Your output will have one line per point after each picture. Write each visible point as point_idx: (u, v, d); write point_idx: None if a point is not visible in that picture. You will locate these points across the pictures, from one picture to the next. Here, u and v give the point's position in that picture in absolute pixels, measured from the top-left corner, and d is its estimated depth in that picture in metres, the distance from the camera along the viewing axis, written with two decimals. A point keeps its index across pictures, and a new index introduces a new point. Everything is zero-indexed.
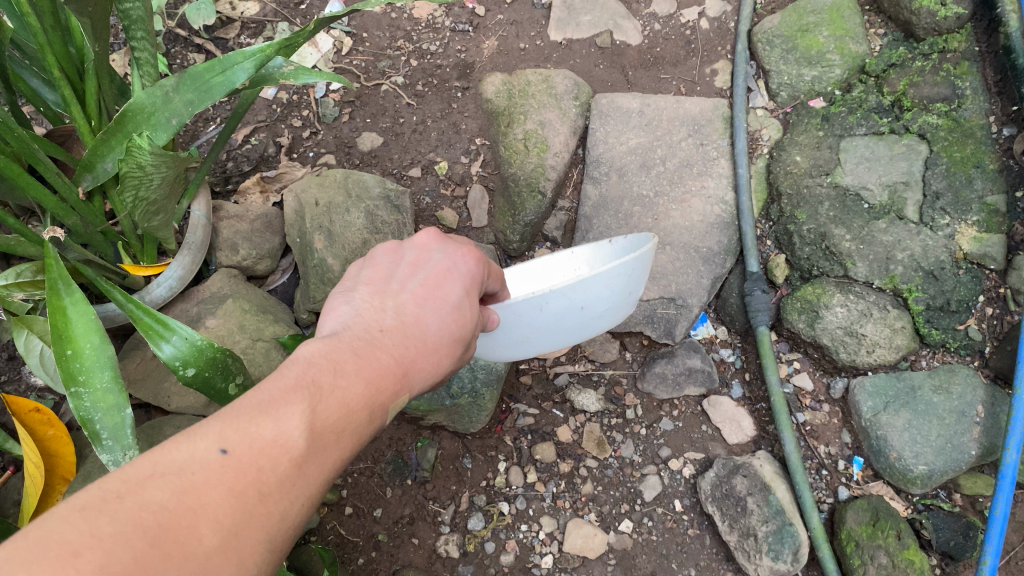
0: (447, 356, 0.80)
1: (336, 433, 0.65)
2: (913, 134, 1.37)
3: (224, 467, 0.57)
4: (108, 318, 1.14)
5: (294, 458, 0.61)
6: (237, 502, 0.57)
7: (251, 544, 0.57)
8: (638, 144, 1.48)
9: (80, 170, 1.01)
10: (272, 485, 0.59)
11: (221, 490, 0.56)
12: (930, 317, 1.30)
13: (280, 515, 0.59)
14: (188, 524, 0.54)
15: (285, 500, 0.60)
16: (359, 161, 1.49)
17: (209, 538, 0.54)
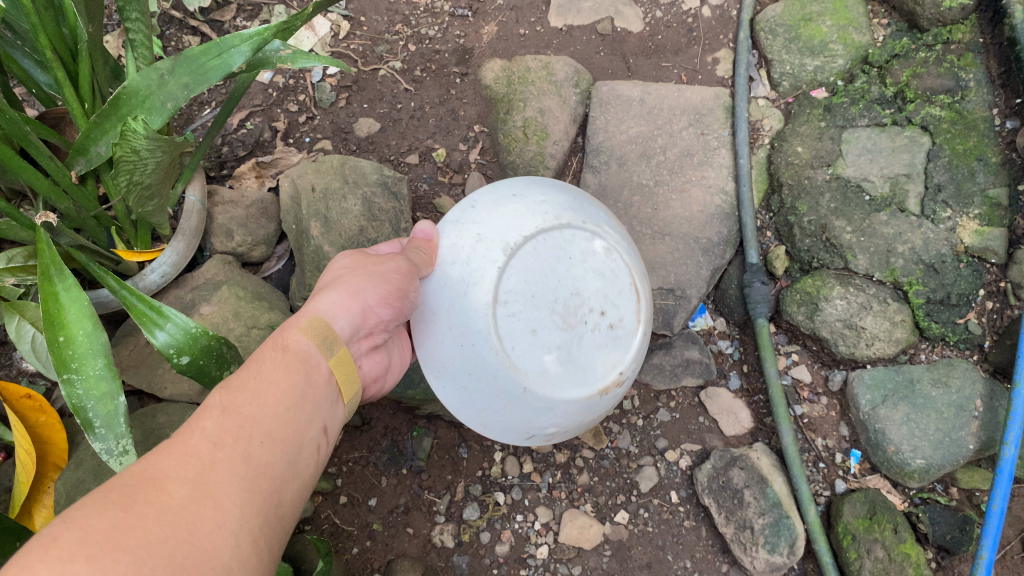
0: (359, 292, 0.90)
1: (266, 384, 0.78)
2: (915, 126, 1.36)
3: (165, 446, 0.69)
4: (101, 304, 1.12)
5: (227, 411, 0.74)
6: (190, 463, 0.67)
7: (220, 485, 0.67)
8: (639, 133, 1.46)
9: (74, 153, 0.99)
10: (217, 436, 0.71)
11: (172, 461, 0.67)
12: (930, 311, 1.29)
13: (241, 454, 0.71)
14: (150, 492, 0.64)
15: (240, 447, 0.71)
16: (356, 147, 1.47)
17: (178, 488, 0.65)
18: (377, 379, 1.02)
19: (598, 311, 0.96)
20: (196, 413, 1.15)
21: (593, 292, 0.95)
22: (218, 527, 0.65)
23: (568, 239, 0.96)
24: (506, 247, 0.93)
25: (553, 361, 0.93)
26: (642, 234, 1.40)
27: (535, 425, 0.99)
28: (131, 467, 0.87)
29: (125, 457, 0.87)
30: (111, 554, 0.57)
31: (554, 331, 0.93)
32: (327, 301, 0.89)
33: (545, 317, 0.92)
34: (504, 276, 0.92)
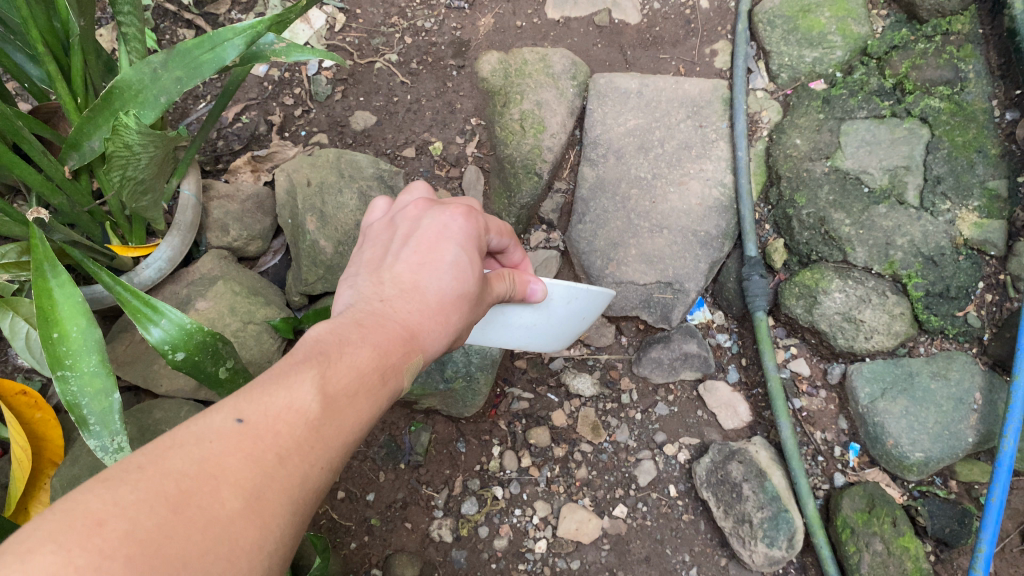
0: (455, 315, 0.82)
1: (348, 396, 0.66)
2: (914, 118, 1.35)
3: (238, 434, 0.57)
4: (95, 299, 1.12)
5: (308, 421, 0.61)
6: (258, 465, 0.56)
7: (274, 506, 0.57)
8: (637, 125, 1.45)
9: (67, 148, 0.99)
10: (292, 444, 0.59)
11: (244, 452, 0.56)
12: (930, 304, 1.28)
13: (299, 477, 0.59)
14: (210, 488, 0.53)
15: (301, 471, 0.59)
16: (352, 141, 1.46)
17: (232, 500, 0.54)
18: None
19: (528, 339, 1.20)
20: (193, 408, 1.14)
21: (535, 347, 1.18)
22: (260, 551, 0.55)
23: None
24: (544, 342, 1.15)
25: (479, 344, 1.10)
26: (640, 227, 1.39)
27: None
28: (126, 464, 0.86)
29: (119, 454, 0.87)
30: (150, 567, 0.48)
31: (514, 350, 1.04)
32: (434, 329, 0.79)
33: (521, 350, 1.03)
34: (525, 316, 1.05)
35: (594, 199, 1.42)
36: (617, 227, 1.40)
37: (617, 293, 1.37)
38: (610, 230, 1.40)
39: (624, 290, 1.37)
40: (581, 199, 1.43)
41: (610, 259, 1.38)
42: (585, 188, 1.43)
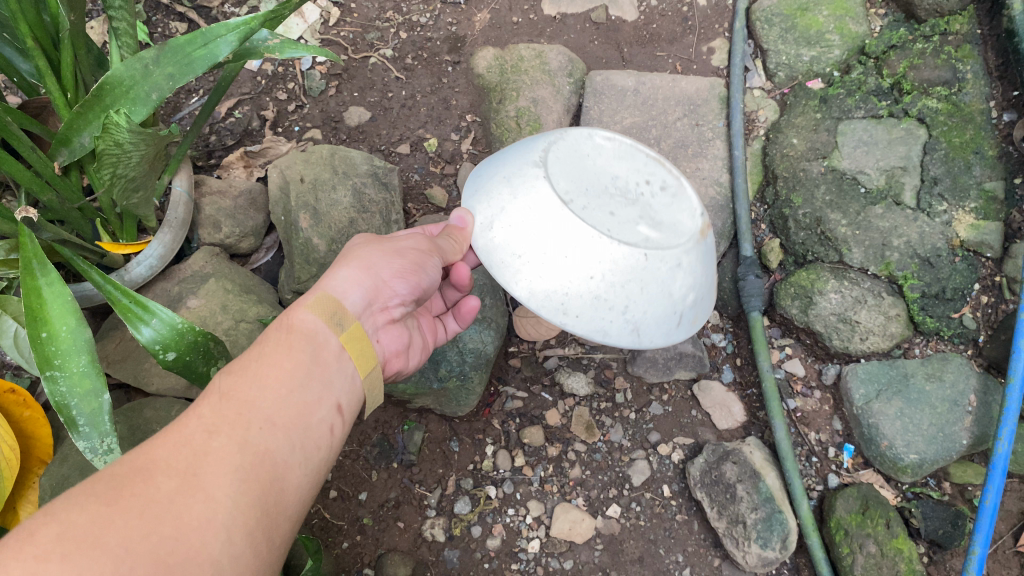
0: (362, 256, 0.91)
1: (267, 364, 0.77)
2: (912, 118, 1.34)
3: (166, 435, 0.67)
4: (86, 297, 1.10)
5: (231, 397, 0.73)
6: (182, 452, 0.66)
7: (214, 473, 0.65)
8: (633, 123, 1.44)
9: (56, 144, 0.97)
10: (212, 424, 0.69)
11: (166, 445, 0.66)
12: (925, 305, 1.28)
13: (236, 444, 0.68)
14: (140, 481, 0.62)
15: (236, 437, 0.69)
16: (346, 136, 1.45)
17: (167, 480, 0.63)
18: (401, 355, 0.98)
19: (643, 183, 0.94)
20: (183, 408, 1.14)
21: (624, 171, 0.95)
22: (210, 515, 0.62)
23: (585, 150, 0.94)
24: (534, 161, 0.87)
25: (648, 229, 0.86)
26: None
27: (678, 296, 0.84)
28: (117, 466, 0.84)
29: (110, 456, 0.84)
30: (88, 552, 0.55)
31: (624, 209, 0.88)
32: (340, 274, 0.88)
33: (610, 203, 0.89)
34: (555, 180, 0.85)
35: None
36: None
37: None
38: None
39: None
40: None
41: None
42: None
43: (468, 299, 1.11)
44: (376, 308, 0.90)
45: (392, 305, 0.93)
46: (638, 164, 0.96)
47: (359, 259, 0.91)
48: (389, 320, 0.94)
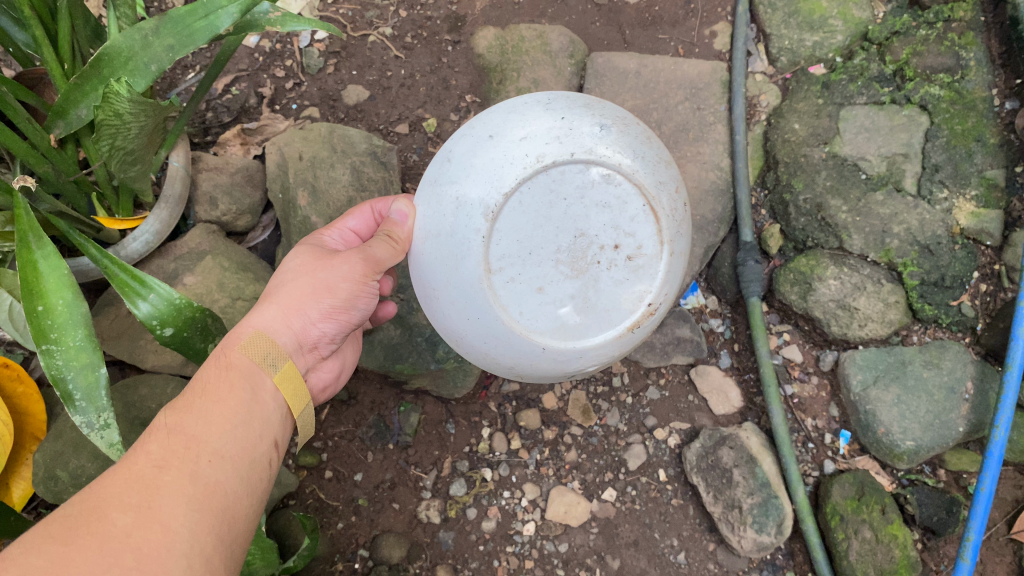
0: (293, 290, 0.91)
1: (208, 400, 0.80)
2: (914, 105, 1.34)
3: (115, 471, 0.71)
4: (82, 273, 1.09)
5: (174, 430, 0.76)
6: (133, 488, 0.69)
7: (168, 506, 0.68)
8: (634, 106, 1.41)
9: (53, 116, 0.95)
10: (162, 459, 0.72)
11: (118, 481, 0.69)
12: (924, 292, 1.28)
13: (187, 477, 0.72)
14: (96, 518, 0.65)
15: (186, 469, 0.73)
16: (345, 115, 1.43)
17: (122, 516, 0.66)
18: (325, 366, 1.02)
19: (610, 248, 0.87)
20: (178, 385, 1.12)
21: (602, 227, 0.86)
22: (170, 545, 0.66)
23: (558, 176, 0.84)
24: (489, 208, 0.82)
25: (570, 314, 0.88)
26: None
27: (572, 368, 0.94)
28: (112, 441, 0.83)
29: (106, 430, 0.83)
30: None
31: (564, 282, 0.87)
32: (268, 311, 0.90)
33: (551, 271, 0.86)
34: (495, 242, 0.84)
35: None
36: None
37: None
38: None
39: None
40: None
41: None
42: None
43: (386, 304, 1.17)
44: (306, 345, 0.93)
45: (323, 341, 0.95)
46: (626, 215, 0.87)
47: (286, 292, 0.91)
48: (319, 349, 0.97)
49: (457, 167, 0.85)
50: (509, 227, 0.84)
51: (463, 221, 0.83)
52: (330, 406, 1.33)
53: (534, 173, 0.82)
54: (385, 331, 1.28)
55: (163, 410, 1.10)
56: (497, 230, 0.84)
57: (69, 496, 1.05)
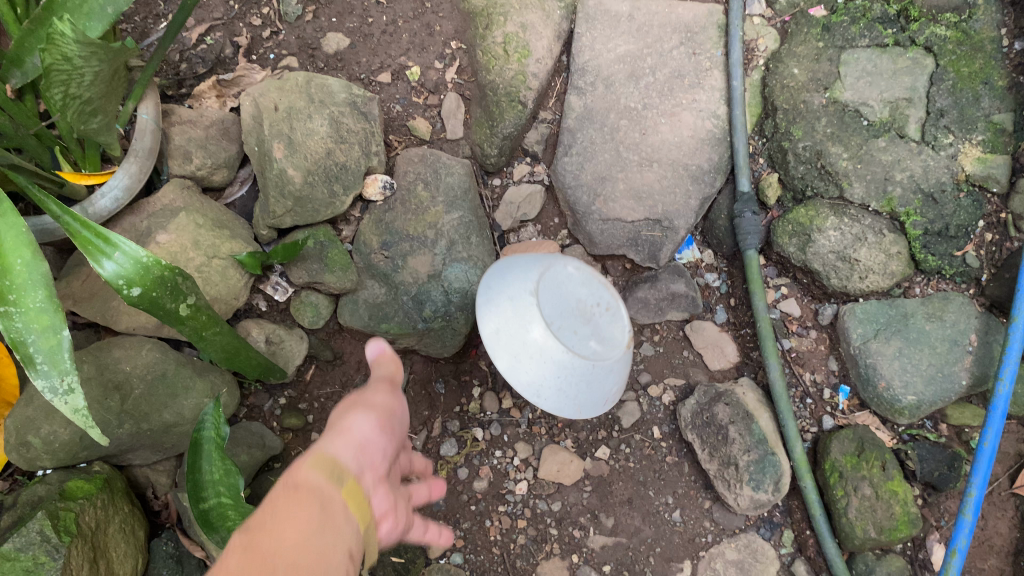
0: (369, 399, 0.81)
1: (341, 442, 0.73)
2: (919, 47, 1.25)
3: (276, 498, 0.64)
4: (45, 232, 1.05)
5: (320, 458, 0.70)
6: (300, 512, 0.62)
7: (327, 537, 0.62)
8: (627, 51, 1.32)
9: (7, 66, 0.94)
10: (311, 487, 0.66)
11: (275, 508, 0.62)
12: (927, 243, 1.24)
13: (338, 506, 0.66)
14: (274, 543, 0.59)
15: (337, 501, 0.66)
16: (324, 65, 1.35)
17: (292, 537, 0.60)
18: (397, 525, 0.80)
19: (595, 303, 1.02)
20: (154, 347, 1.09)
21: (585, 292, 1.01)
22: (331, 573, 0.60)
23: (552, 259, 1.01)
24: (531, 290, 0.95)
25: (596, 342, 0.99)
26: (628, 160, 1.30)
27: (610, 389, 1.01)
28: (78, 407, 0.78)
29: (71, 396, 0.79)
30: None
31: (579, 324, 0.98)
32: (348, 419, 0.77)
33: (574, 320, 0.98)
34: (534, 302, 0.95)
35: (581, 130, 1.31)
36: (605, 160, 1.30)
37: (603, 231, 1.31)
38: (597, 163, 1.30)
39: (610, 227, 1.30)
40: (568, 129, 1.32)
41: (596, 194, 1.30)
42: (571, 118, 1.32)
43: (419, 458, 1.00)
44: (368, 468, 0.75)
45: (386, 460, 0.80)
46: (595, 279, 1.03)
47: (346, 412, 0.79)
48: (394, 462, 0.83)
49: (492, 278, 1.00)
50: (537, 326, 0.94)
51: (511, 298, 0.96)
52: (315, 366, 1.29)
53: (546, 266, 0.99)
54: (369, 290, 1.24)
55: (139, 372, 1.07)
56: (529, 297, 0.95)
57: (43, 462, 1.02)
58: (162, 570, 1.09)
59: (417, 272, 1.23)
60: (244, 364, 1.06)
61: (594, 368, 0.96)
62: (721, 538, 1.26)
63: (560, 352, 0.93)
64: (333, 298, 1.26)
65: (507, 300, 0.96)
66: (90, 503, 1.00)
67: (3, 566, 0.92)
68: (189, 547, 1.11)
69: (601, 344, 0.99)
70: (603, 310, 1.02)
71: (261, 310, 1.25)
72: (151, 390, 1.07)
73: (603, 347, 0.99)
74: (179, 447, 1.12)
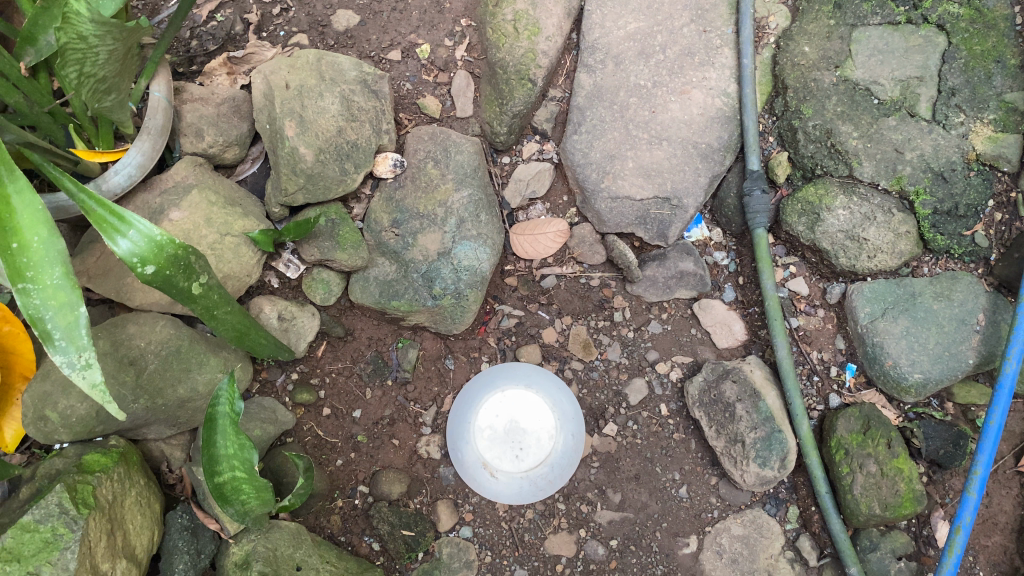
0: None
1: None
2: (931, 25, 1.24)
3: None
4: (60, 208, 1.06)
5: None
6: None
7: None
8: (638, 29, 1.31)
9: (22, 43, 0.95)
10: None
11: None
12: (936, 223, 1.24)
13: None
14: None
15: None
16: (334, 42, 1.35)
17: None
18: None
19: (519, 395, 1.25)
20: (168, 323, 1.11)
21: (533, 402, 1.24)
22: None
23: (512, 402, 1.24)
24: (484, 414, 1.24)
25: (505, 450, 1.21)
26: (638, 138, 1.30)
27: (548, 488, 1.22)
28: (95, 382, 0.79)
29: (88, 371, 0.79)
30: None
31: (533, 441, 1.22)
32: None
33: (533, 438, 1.22)
34: (486, 432, 1.22)
35: (591, 108, 1.31)
36: (614, 138, 1.30)
37: (612, 209, 1.31)
38: (606, 141, 1.30)
39: (619, 205, 1.31)
40: (577, 107, 1.32)
41: (606, 172, 1.30)
42: (581, 96, 1.32)
43: None
44: None
45: None
46: (538, 389, 1.26)
47: None
48: None
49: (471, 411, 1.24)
50: (511, 464, 1.21)
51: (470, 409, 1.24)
52: (326, 342, 1.30)
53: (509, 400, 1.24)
54: (380, 268, 1.25)
55: (152, 348, 1.08)
56: (485, 423, 1.23)
57: (60, 436, 1.04)
58: (177, 542, 1.09)
59: (427, 250, 1.24)
60: (257, 340, 1.07)
61: (542, 465, 1.21)
62: (727, 514, 1.27)
63: (510, 477, 1.21)
64: (344, 275, 1.27)
65: (493, 423, 1.23)
66: (107, 476, 1.02)
67: (23, 537, 0.94)
68: (204, 520, 1.11)
69: (522, 462, 1.21)
70: (527, 402, 1.24)
71: (273, 286, 1.27)
72: (164, 365, 1.08)
73: (500, 458, 1.21)
74: (193, 422, 1.14)
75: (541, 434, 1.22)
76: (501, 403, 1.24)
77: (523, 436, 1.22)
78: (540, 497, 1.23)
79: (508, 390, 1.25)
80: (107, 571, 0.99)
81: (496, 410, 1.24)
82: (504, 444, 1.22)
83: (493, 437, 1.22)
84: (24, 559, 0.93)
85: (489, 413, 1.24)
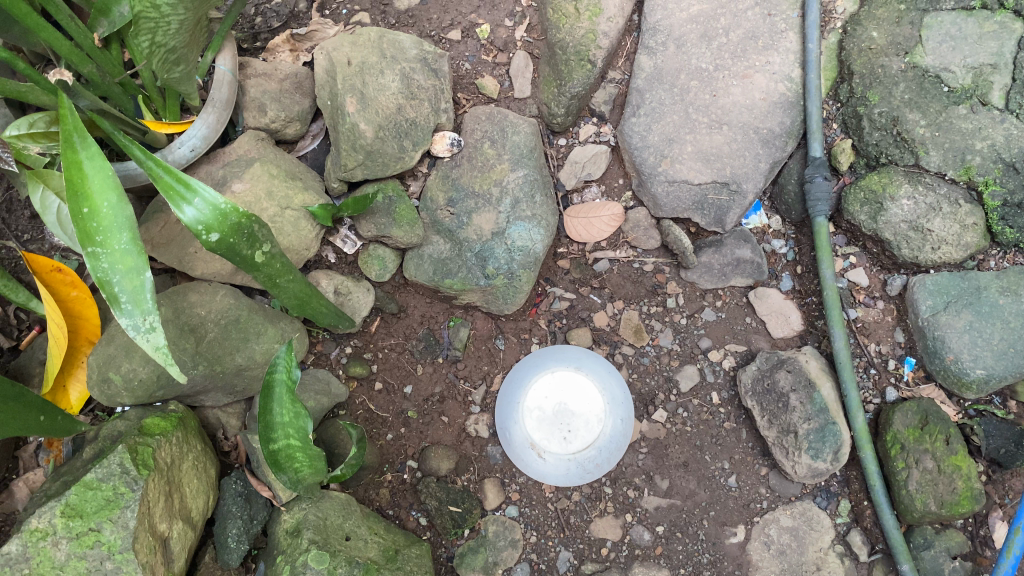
0: None
1: None
2: (1008, 10, 1.18)
3: None
4: (129, 177, 1.10)
5: None
6: None
7: None
8: (701, 11, 1.28)
9: (96, 15, 1.00)
10: None
11: None
12: (1005, 215, 1.20)
13: None
14: None
15: None
16: (396, 21, 1.36)
17: None
18: None
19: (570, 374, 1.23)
20: (227, 293, 1.13)
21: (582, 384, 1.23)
22: None
23: (560, 381, 1.23)
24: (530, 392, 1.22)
25: (554, 429, 1.20)
26: (698, 122, 1.28)
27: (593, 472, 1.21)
28: (158, 344, 0.80)
29: (152, 334, 0.81)
30: None
31: (579, 421, 1.21)
32: None
33: (581, 418, 1.21)
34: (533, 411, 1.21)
35: (651, 90, 1.30)
36: (673, 121, 1.29)
37: (669, 193, 1.30)
38: (665, 124, 1.29)
39: (676, 189, 1.29)
40: (636, 89, 1.30)
41: (664, 155, 1.29)
42: (640, 79, 1.30)
43: None
44: None
45: None
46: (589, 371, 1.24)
47: None
48: None
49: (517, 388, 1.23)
50: (559, 446, 1.20)
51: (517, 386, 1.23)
52: (380, 319, 1.32)
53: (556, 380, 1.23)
54: (434, 246, 1.27)
55: (213, 317, 1.11)
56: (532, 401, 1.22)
57: (122, 399, 1.07)
58: (231, 506, 1.11)
59: (481, 229, 1.24)
60: (314, 312, 1.09)
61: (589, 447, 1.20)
62: (776, 505, 1.26)
63: (556, 459, 1.20)
64: (399, 252, 1.29)
65: (538, 402, 1.22)
66: (166, 439, 1.05)
67: (86, 494, 0.97)
68: (257, 486, 1.14)
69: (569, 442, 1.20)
70: (577, 382, 1.23)
71: (330, 261, 1.29)
72: (224, 334, 1.11)
73: (547, 436, 1.20)
74: (249, 390, 1.17)
75: (589, 416, 1.21)
76: (552, 384, 1.22)
77: (572, 418, 1.21)
78: (587, 479, 1.22)
79: (555, 369, 1.23)
80: (165, 530, 1.02)
81: (545, 391, 1.22)
82: (549, 423, 1.20)
83: (539, 415, 1.21)
84: (87, 515, 0.97)
85: (537, 393, 1.22)
